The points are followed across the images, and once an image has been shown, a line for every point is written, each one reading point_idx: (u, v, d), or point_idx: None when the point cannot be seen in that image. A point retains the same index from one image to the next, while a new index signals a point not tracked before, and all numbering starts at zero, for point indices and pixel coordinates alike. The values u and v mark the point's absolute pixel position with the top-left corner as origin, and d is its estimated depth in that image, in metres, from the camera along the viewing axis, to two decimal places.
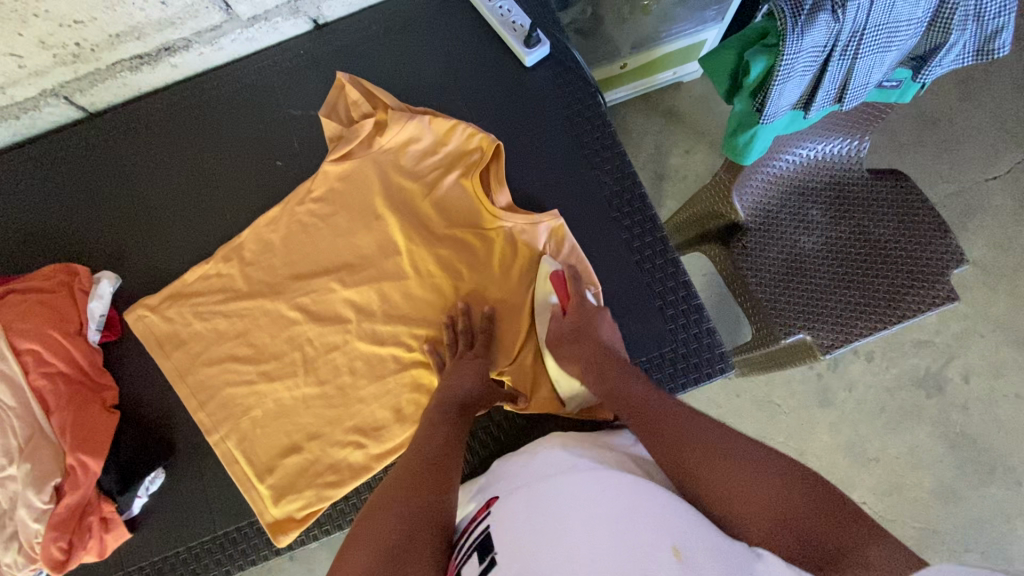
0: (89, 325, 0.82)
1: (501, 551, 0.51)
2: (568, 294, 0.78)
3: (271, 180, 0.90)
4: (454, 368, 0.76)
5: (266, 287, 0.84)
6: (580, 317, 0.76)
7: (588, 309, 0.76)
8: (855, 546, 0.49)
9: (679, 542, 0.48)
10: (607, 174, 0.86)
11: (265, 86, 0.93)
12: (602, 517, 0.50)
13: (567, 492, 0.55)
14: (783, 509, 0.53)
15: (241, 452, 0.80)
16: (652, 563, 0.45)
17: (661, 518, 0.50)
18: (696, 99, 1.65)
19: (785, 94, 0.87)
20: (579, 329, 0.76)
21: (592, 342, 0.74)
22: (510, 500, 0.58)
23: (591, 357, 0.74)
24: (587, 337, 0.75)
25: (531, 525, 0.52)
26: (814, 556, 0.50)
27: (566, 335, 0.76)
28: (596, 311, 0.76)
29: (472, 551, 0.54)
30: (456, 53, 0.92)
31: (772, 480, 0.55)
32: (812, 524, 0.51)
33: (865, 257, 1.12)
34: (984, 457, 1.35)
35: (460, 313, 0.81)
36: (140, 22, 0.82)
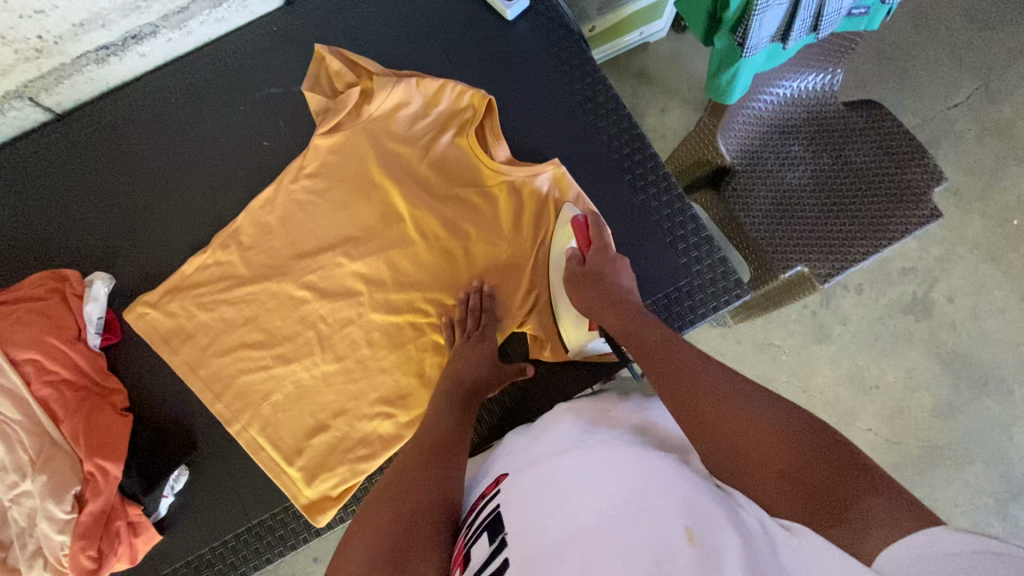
0: (88, 329, 0.78)
1: (511, 532, 0.47)
2: (588, 238, 0.77)
3: (260, 161, 0.87)
4: (471, 342, 0.75)
5: (269, 270, 0.82)
6: (598, 266, 0.74)
7: (609, 255, 0.75)
8: (858, 493, 0.41)
9: (696, 523, 0.41)
10: (602, 119, 0.86)
11: (241, 67, 0.90)
12: (618, 494, 0.45)
13: (581, 468, 0.50)
14: (790, 467, 0.44)
15: (266, 438, 0.78)
16: (661, 541, 0.39)
17: (681, 493, 0.44)
18: (664, 58, 1.66)
19: (766, 24, 0.89)
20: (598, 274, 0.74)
21: (611, 289, 0.72)
22: (520, 483, 0.53)
23: (605, 299, 0.71)
24: (607, 283, 0.73)
25: (543, 500, 0.48)
26: (805, 501, 0.42)
27: (585, 278, 0.74)
28: (615, 259, 0.75)
29: (483, 528, 0.51)
30: (435, 16, 0.90)
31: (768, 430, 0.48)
32: (818, 476, 0.43)
33: (849, 185, 1.15)
34: (976, 371, 1.40)
35: (475, 290, 0.80)
36: (104, 7, 0.78)
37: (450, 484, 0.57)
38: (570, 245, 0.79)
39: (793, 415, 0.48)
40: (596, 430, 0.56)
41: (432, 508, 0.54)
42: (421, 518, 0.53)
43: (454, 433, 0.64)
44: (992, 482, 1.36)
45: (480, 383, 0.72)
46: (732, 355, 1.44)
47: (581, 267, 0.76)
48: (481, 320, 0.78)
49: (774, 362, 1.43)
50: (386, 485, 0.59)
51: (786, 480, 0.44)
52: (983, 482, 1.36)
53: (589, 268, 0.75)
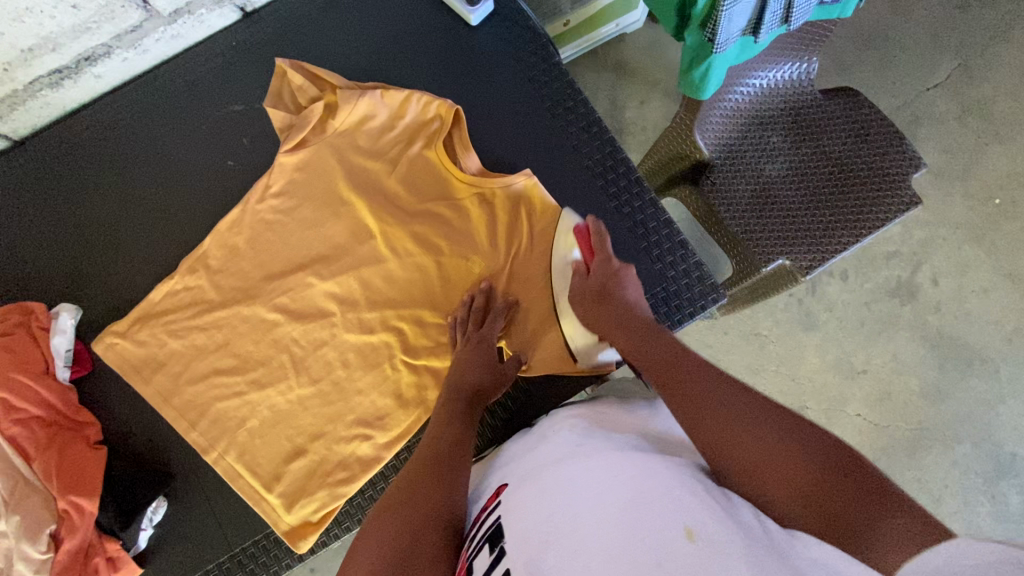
0: (56, 362, 0.77)
1: (510, 540, 0.47)
2: (591, 248, 0.75)
3: (225, 181, 0.85)
4: (467, 349, 0.74)
5: (239, 293, 0.81)
6: (603, 279, 0.72)
7: (613, 266, 0.73)
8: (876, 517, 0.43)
9: (694, 519, 0.41)
10: (572, 124, 0.85)
11: (201, 85, 0.88)
12: (615, 497, 0.45)
13: (578, 473, 0.49)
14: (820, 496, 0.45)
15: (243, 465, 0.77)
16: (662, 537, 0.40)
17: (675, 491, 0.44)
18: (642, 49, 1.64)
19: (735, 19, 0.87)
20: (602, 287, 0.72)
21: (620, 304, 0.70)
22: (520, 490, 0.52)
23: (610, 318, 0.69)
24: (610, 297, 0.71)
25: (541, 506, 0.47)
26: (828, 520, 0.43)
27: (591, 292, 0.72)
28: (620, 270, 0.72)
29: (483, 540, 0.50)
30: (397, 23, 0.88)
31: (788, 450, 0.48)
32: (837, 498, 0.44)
33: (828, 174, 1.14)
34: (962, 352, 1.40)
35: (481, 290, 0.78)
36: (53, 31, 0.75)
37: (451, 500, 0.56)
38: (575, 256, 0.77)
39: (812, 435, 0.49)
40: (591, 436, 0.55)
41: (439, 520, 0.54)
42: (428, 531, 0.52)
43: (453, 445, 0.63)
44: (980, 462, 1.37)
45: (481, 390, 0.71)
46: (719, 347, 1.43)
47: (586, 280, 0.74)
48: (483, 322, 0.76)
49: (762, 352, 1.43)
50: (390, 497, 0.58)
51: (804, 497, 0.45)
52: (971, 462, 1.37)
53: (594, 283, 0.73)
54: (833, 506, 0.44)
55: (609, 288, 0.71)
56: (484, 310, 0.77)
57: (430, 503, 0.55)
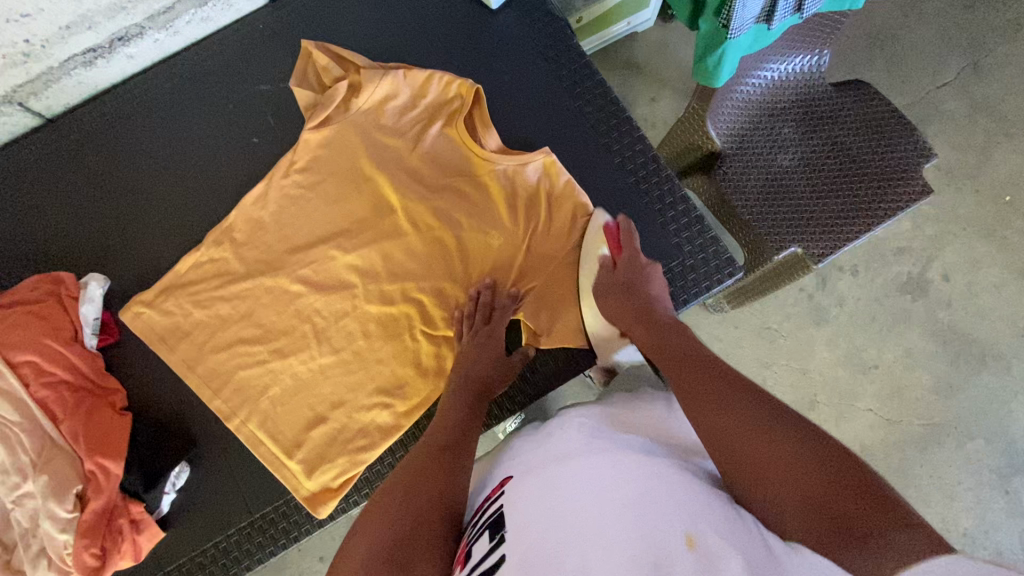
0: (85, 330, 0.79)
1: (510, 529, 0.46)
2: (619, 244, 0.76)
3: (250, 157, 0.87)
4: (472, 342, 0.75)
5: (263, 265, 0.83)
6: (630, 274, 0.74)
7: (639, 263, 0.75)
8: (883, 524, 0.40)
9: (695, 526, 0.41)
10: (589, 104, 0.87)
11: (228, 66, 0.91)
12: (617, 497, 0.44)
13: (584, 470, 0.49)
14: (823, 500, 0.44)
15: (265, 433, 0.78)
16: (664, 543, 0.39)
17: (678, 498, 0.44)
18: (653, 48, 1.67)
19: (750, 5, 0.90)
20: (630, 283, 0.74)
21: (642, 297, 0.72)
22: (523, 484, 0.51)
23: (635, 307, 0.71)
24: (636, 292, 0.72)
25: (545, 498, 0.47)
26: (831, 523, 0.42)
27: (617, 288, 0.74)
28: (647, 268, 0.74)
29: (483, 527, 0.50)
30: (419, 8, 0.91)
31: (789, 458, 0.47)
32: (841, 504, 0.43)
33: (839, 165, 1.16)
34: (974, 347, 1.41)
35: (486, 286, 0.79)
36: (90, 9, 0.78)
37: (450, 493, 0.55)
38: (603, 252, 0.78)
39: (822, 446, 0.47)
40: (598, 434, 0.55)
41: (438, 509, 0.53)
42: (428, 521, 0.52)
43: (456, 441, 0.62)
44: (993, 457, 1.36)
45: (488, 384, 0.72)
46: (729, 340, 1.44)
47: (612, 275, 0.75)
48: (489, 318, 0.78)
49: (773, 345, 1.43)
50: (391, 489, 0.57)
51: (812, 507, 0.44)
52: (985, 458, 1.36)
53: (621, 277, 0.75)
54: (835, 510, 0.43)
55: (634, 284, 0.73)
56: (489, 307, 0.78)
57: (430, 493, 0.54)
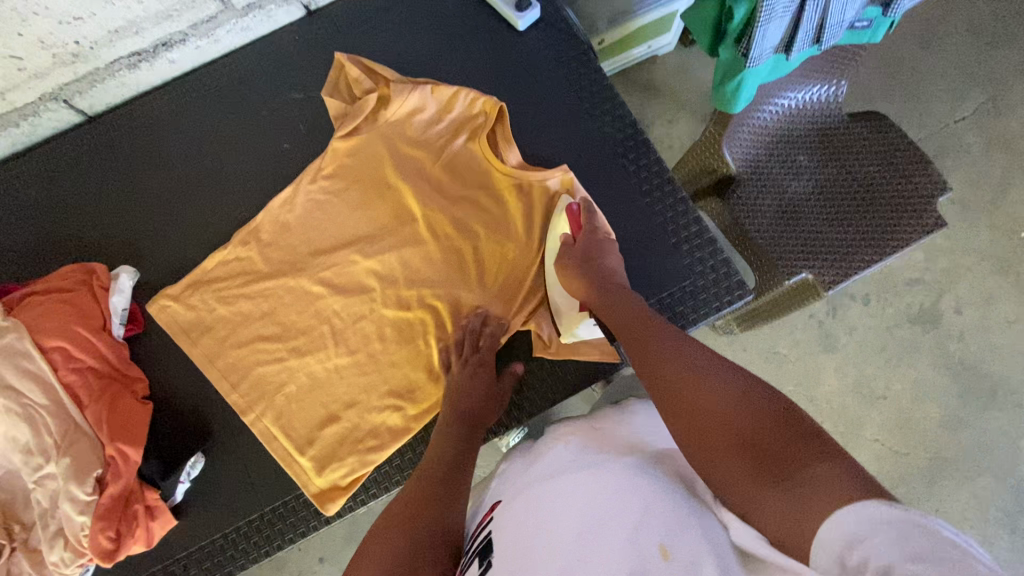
0: (113, 319, 0.82)
1: (498, 554, 0.48)
2: (579, 222, 0.80)
3: (280, 162, 0.91)
4: (463, 369, 0.77)
5: (286, 266, 0.85)
6: (588, 245, 0.77)
7: (598, 235, 0.78)
8: (808, 460, 0.39)
9: (668, 535, 0.42)
10: (609, 125, 0.90)
11: (264, 74, 0.95)
12: (594, 514, 0.45)
13: (565, 489, 0.50)
14: (757, 440, 0.43)
15: (279, 428, 0.80)
16: (634, 557, 0.40)
17: (652, 507, 0.44)
18: (672, 71, 1.70)
19: (769, 36, 0.92)
20: (586, 254, 0.76)
21: (605, 262, 0.75)
22: (512, 507, 0.53)
23: (591, 275, 0.74)
24: (591, 261, 0.75)
25: (527, 517, 0.49)
26: (764, 463, 0.41)
27: (575, 258, 0.77)
28: (608, 240, 0.78)
29: (474, 555, 0.51)
30: (449, 26, 0.94)
31: (731, 407, 0.47)
32: (772, 445, 0.42)
33: (852, 195, 1.17)
34: (984, 382, 1.40)
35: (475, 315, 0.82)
36: (138, 15, 0.83)
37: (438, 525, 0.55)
38: (564, 232, 0.82)
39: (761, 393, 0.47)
40: (582, 449, 0.56)
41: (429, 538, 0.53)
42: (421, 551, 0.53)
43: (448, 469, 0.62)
44: (1001, 495, 1.35)
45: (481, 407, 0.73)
46: (737, 364, 1.45)
47: (573, 248, 0.78)
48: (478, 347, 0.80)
49: (781, 370, 1.43)
50: (387, 520, 0.58)
51: (747, 449, 0.43)
52: (992, 495, 1.35)
53: (579, 250, 0.77)
54: (765, 450, 0.42)
55: (594, 252, 0.76)
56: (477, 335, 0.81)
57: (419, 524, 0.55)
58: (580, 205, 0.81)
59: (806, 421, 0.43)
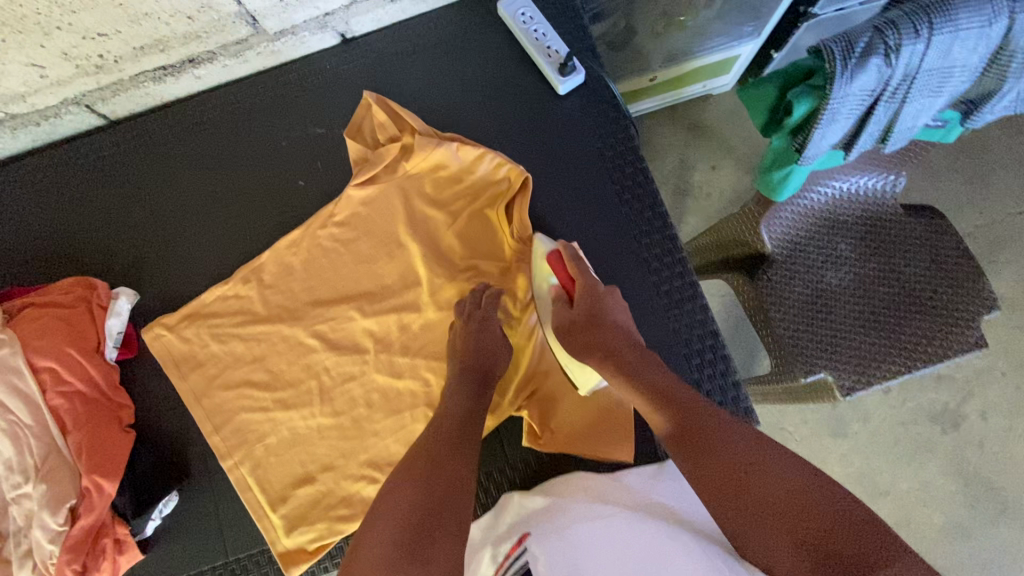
0: (107, 342, 0.82)
1: None
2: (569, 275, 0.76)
3: (293, 200, 0.88)
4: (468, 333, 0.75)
5: (284, 312, 0.84)
6: (587, 304, 0.74)
7: (593, 291, 0.75)
8: (874, 562, 0.46)
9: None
10: (637, 213, 0.84)
11: (290, 102, 0.91)
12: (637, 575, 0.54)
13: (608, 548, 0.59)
14: (820, 539, 0.49)
15: (255, 479, 0.79)
16: None
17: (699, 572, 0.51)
18: (723, 114, 1.60)
19: (829, 136, 0.84)
20: (589, 315, 0.74)
21: (608, 327, 0.73)
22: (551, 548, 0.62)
23: (603, 346, 0.71)
24: (596, 325, 0.73)
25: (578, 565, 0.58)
26: (835, 565, 0.47)
27: (577, 325, 0.73)
28: (601, 294, 0.75)
29: None
30: (487, 77, 0.90)
31: (795, 498, 0.52)
32: (839, 544, 0.48)
33: (891, 296, 1.10)
34: (995, 495, 1.34)
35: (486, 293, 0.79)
36: (166, 35, 0.80)
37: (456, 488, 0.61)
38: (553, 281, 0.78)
39: (815, 482, 0.53)
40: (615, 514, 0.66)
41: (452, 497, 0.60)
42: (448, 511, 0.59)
43: (450, 443, 0.66)
44: None
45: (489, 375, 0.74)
46: None
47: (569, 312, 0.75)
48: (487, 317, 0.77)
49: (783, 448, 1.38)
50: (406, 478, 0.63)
51: (811, 546, 0.49)
52: None
53: (578, 313, 0.74)
54: (829, 548, 0.48)
55: (598, 316, 0.73)
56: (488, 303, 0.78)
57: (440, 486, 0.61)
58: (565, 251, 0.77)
59: (861, 518, 0.50)
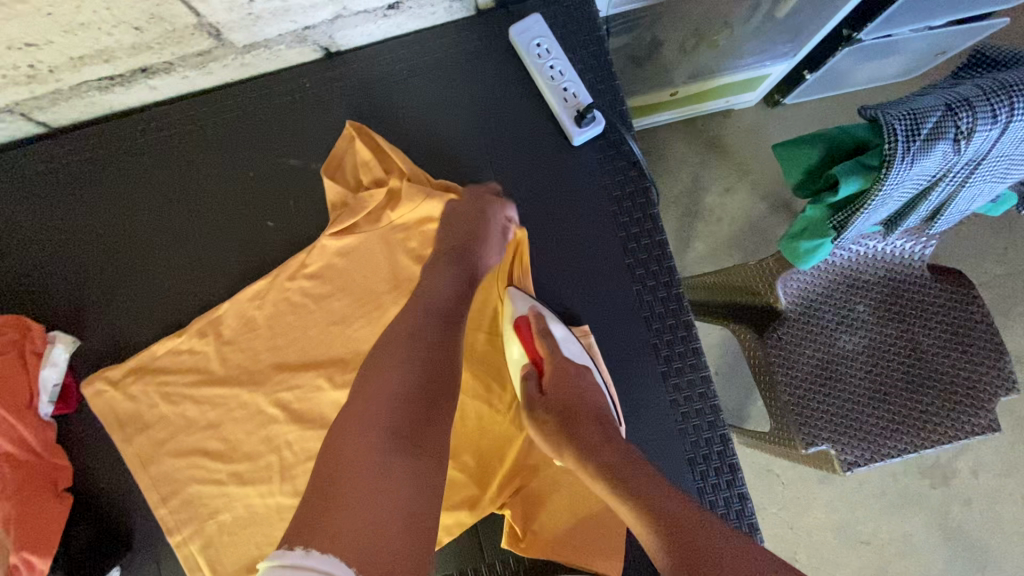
0: (41, 396, 0.71)
1: None
2: (538, 350, 0.67)
3: (259, 243, 0.77)
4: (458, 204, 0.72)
5: (244, 375, 0.74)
6: (562, 396, 0.64)
7: (569, 374, 0.66)
8: None
9: None
10: (649, 291, 0.74)
11: (262, 124, 0.79)
12: None
13: None
14: None
15: (205, 559, 0.71)
16: None
17: None
18: (745, 133, 1.44)
19: (873, 217, 0.74)
20: (564, 407, 0.64)
21: (587, 421, 0.63)
22: None
23: (583, 444, 0.61)
24: (574, 422, 0.63)
25: None
26: None
27: (551, 412, 0.64)
28: (579, 377, 0.66)
29: None
30: (489, 115, 0.78)
31: None
32: None
33: (912, 366, 0.88)
34: (978, 554, 1.27)
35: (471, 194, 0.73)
36: (110, 46, 0.66)
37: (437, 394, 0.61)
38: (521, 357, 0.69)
39: None
40: None
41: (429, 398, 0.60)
42: (434, 407, 0.60)
43: (437, 328, 0.65)
44: None
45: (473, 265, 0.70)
46: None
47: (543, 397, 0.66)
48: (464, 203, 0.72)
49: (768, 492, 1.30)
50: (391, 356, 0.63)
51: None
52: None
53: (551, 400, 0.65)
54: None
55: (574, 407, 0.64)
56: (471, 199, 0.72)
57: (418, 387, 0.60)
58: (529, 317, 0.68)
59: None
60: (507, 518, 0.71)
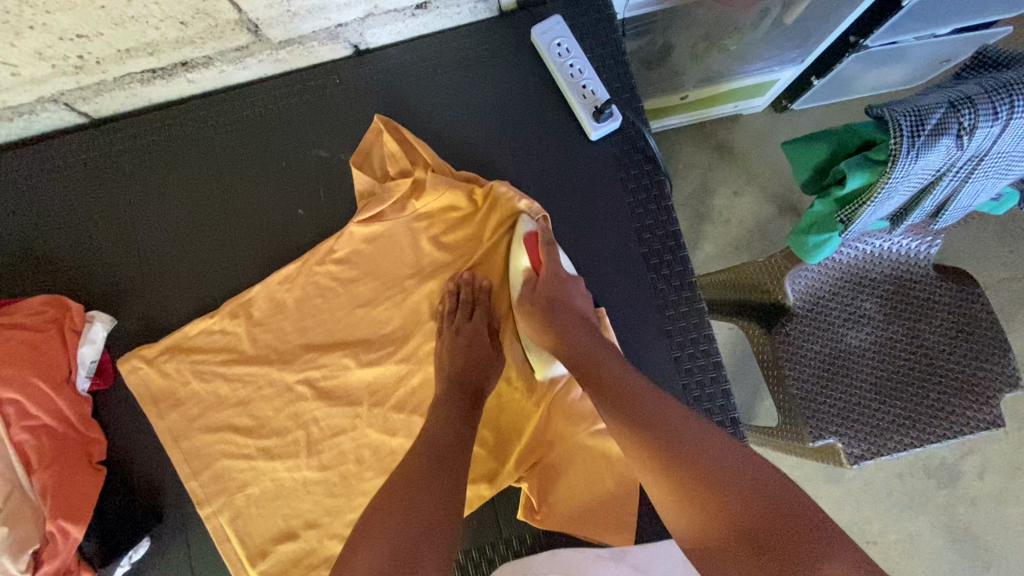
0: (79, 371, 0.74)
1: None
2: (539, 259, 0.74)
3: (288, 229, 0.81)
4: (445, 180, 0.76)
5: (274, 354, 0.77)
6: (552, 290, 0.72)
7: (561, 277, 0.73)
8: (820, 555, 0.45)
9: None
10: (662, 279, 0.77)
11: (293, 117, 0.83)
12: None
13: None
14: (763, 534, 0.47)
15: (234, 530, 0.74)
16: None
17: None
18: (753, 137, 1.47)
19: (880, 210, 0.77)
20: (552, 299, 0.72)
21: (569, 310, 0.71)
22: None
23: (562, 324, 0.70)
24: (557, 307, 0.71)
25: None
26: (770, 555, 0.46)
27: (539, 302, 0.72)
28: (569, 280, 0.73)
29: None
30: (510, 110, 0.82)
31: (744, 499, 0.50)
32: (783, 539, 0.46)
33: (918, 363, 0.89)
34: (983, 554, 1.27)
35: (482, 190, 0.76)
36: (155, 39, 0.70)
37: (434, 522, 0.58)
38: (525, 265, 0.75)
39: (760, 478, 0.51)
40: None
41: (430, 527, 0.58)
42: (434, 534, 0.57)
43: (438, 460, 0.64)
44: None
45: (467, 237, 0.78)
46: None
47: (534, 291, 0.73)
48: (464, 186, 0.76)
49: None
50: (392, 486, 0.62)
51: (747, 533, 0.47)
52: None
53: (542, 293, 0.73)
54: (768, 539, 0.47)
55: (557, 300, 0.71)
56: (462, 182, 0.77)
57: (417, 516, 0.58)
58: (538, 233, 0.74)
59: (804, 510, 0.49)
60: (524, 493, 0.74)
